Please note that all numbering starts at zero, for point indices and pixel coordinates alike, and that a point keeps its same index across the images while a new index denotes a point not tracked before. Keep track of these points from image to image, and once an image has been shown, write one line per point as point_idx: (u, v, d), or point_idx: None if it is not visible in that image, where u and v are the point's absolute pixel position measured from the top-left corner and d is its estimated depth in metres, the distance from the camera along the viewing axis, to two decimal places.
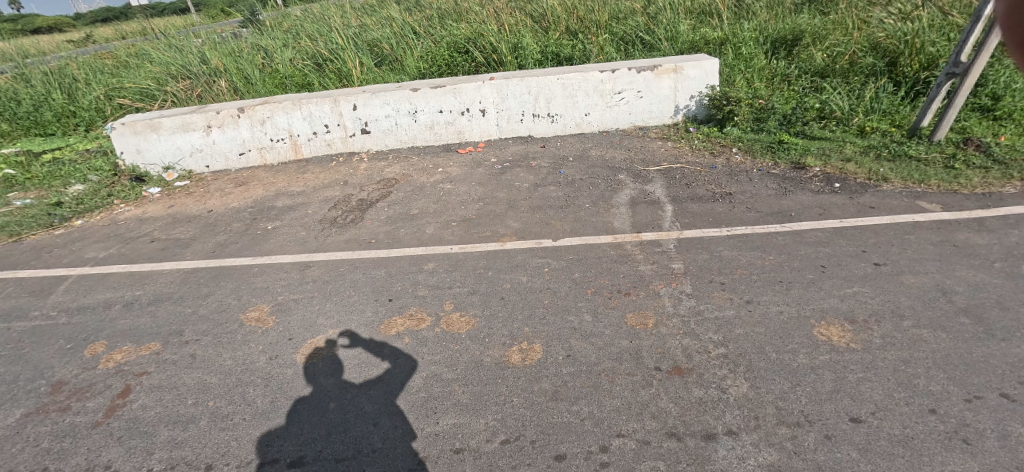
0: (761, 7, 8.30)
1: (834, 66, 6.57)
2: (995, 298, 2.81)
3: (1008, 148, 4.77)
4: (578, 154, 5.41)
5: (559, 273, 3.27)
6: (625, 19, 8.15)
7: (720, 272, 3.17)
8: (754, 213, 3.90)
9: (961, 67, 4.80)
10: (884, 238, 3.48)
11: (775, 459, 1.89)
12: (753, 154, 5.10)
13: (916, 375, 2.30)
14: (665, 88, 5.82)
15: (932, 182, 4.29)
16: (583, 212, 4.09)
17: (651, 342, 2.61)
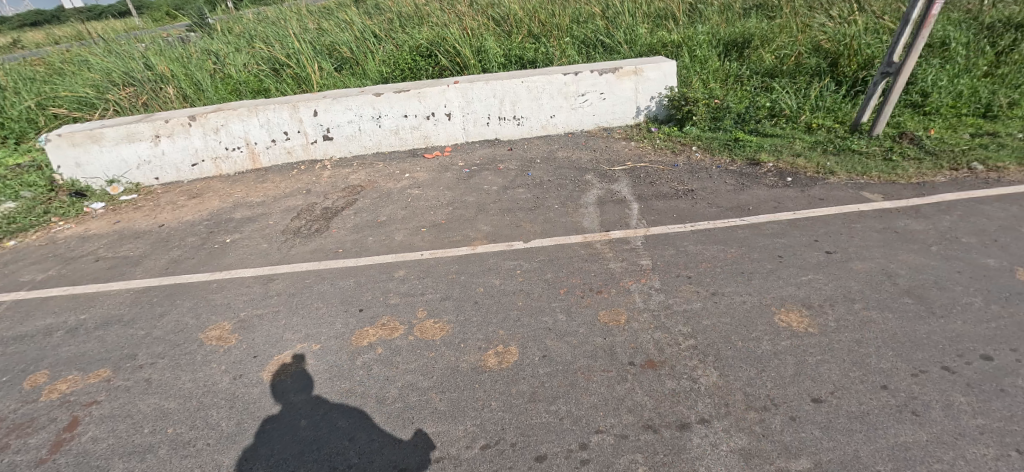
0: (713, 12, 8.68)
1: (782, 67, 6.95)
2: (932, 279, 3.04)
3: (937, 141, 5.19)
4: (545, 156, 5.47)
5: (532, 274, 3.29)
6: (585, 22, 8.32)
7: (686, 267, 3.27)
8: (715, 208, 4.07)
9: (894, 67, 5.18)
10: (833, 227, 3.70)
11: (746, 444, 1.97)
12: (711, 152, 5.31)
13: (868, 355, 2.46)
14: (627, 90, 5.97)
15: (873, 173, 4.60)
16: (553, 213, 4.13)
17: (624, 337, 2.67)
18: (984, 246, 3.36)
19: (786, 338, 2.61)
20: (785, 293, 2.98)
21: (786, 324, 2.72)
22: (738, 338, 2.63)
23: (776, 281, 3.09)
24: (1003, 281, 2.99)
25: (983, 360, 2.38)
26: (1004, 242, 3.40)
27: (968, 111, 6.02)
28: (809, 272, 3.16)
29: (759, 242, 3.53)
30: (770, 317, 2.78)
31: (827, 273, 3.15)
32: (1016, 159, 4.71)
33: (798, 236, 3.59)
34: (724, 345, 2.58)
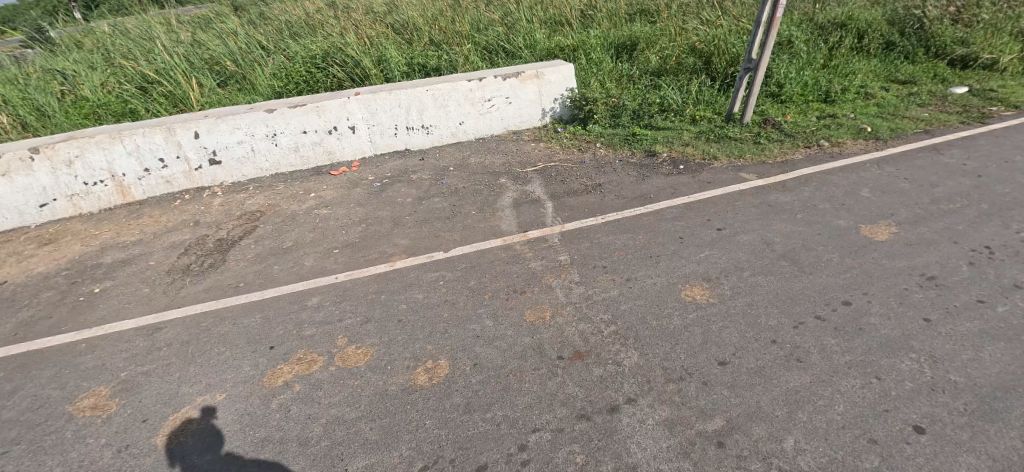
0: (602, 17, 9.32)
1: (666, 67, 7.66)
2: (800, 242, 3.55)
3: (792, 125, 6.07)
4: (458, 163, 5.45)
5: (456, 283, 3.25)
6: (486, 29, 8.47)
7: (601, 257, 3.46)
8: (621, 199, 4.35)
9: (754, 63, 5.95)
10: (721, 206, 4.15)
11: (670, 414, 2.16)
12: (613, 147, 5.68)
13: (758, 316, 2.80)
14: (531, 93, 6.16)
15: (747, 156, 5.24)
16: (471, 219, 4.13)
17: (551, 333, 2.74)
18: (834, 210, 4.00)
19: (693, 311, 2.87)
20: (688, 270, 3.27)
21: (692, 299, 2.99)
22: (652, 317, 2.83)
23: (679, 260, 3.39)
24: (851, 238, 3.59)
25: (842, 308, 2.85)
26: (848, 205, 4.07)
27: (813, 98, 7.11)
28: (705, 249, 3.51)
29: (662, 226, 3.84)
30: (678, 294, 3.04)
31: (720, 248, 3.52)
32: (851, 136, 5.68)
33: (694, 217, 3.98)
34: (641, 326, 2.76)
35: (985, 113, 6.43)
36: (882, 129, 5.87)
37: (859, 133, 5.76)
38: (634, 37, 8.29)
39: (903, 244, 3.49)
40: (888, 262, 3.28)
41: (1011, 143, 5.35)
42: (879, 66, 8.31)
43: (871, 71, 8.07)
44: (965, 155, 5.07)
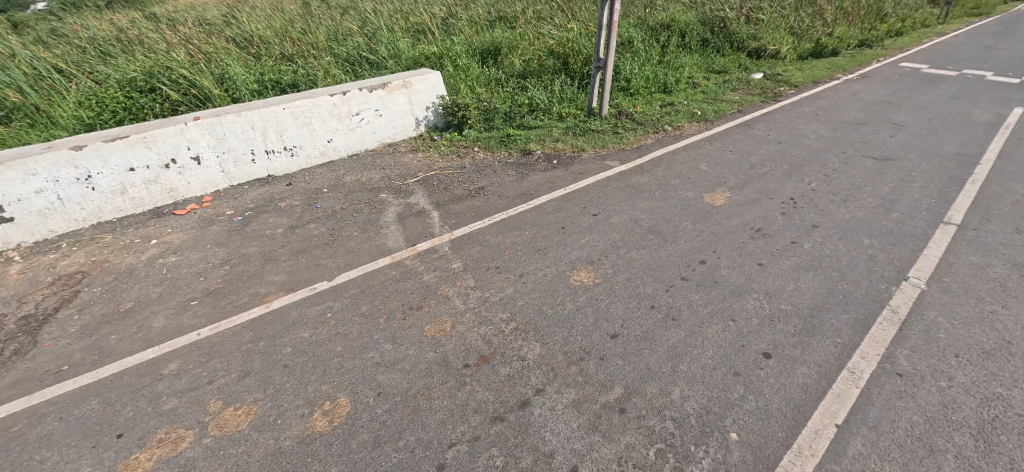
0: (463, 25, 9.54)
1: (529, 69, 8.10)
2: (661, 216, 4.04)
3: (642, 114, 6.88)
4: (332, 184, 5.08)
5: (346, 313, 3.02)
6: (344, 40, 8.10)
7: (493, 258, 3.52)
8: (505, 199, 4.48)
9: (602, 62, 6.57)
10: (594, 193, 4.52)
11: (575, 395, 2.33)
12: (491, 149, 5.82)
13: (637, 287, 3.12)
14: (401, 103, 6.01)
15: (609, 145, 5.80)
16: (354, 241, 3.88)
17: (454, 343, 2.71)
18: (683, 185, 4.63)
19: (582, 294, 3.08)
20: (574, 256, 3.50)
21: (580, 282, 3.21)
22: (547, 307, 2.97)
23: (564, 248, 3.61)
24: (698, 207, 4.20)
25: (699, 267, 3.33)
26: (692, 179, 4.76)
27: (655, 89, 8.13)
28: (585, 235, 3.79)
29: (545, 219, 4.05)
30: (567, 281, 3.23)
31: (597, 231, 3.83)
32: (687, 120, 6.64)
33: (572, 207, 4.27)
34: (538, 317, 2.88)
35: (776, 93, 8.01)
36: (709, 112, 6.95)
37: (693, 117, 6.75)
38: (496, 43, 8.59)
39: (735, 205, 4.19)
40: (727, 222, 3.92)
41: (796, 115, 6.77)
42: (700, 59, 9.82)
43: (695, 64, 9.50)
44: (767, 127, 6.28)
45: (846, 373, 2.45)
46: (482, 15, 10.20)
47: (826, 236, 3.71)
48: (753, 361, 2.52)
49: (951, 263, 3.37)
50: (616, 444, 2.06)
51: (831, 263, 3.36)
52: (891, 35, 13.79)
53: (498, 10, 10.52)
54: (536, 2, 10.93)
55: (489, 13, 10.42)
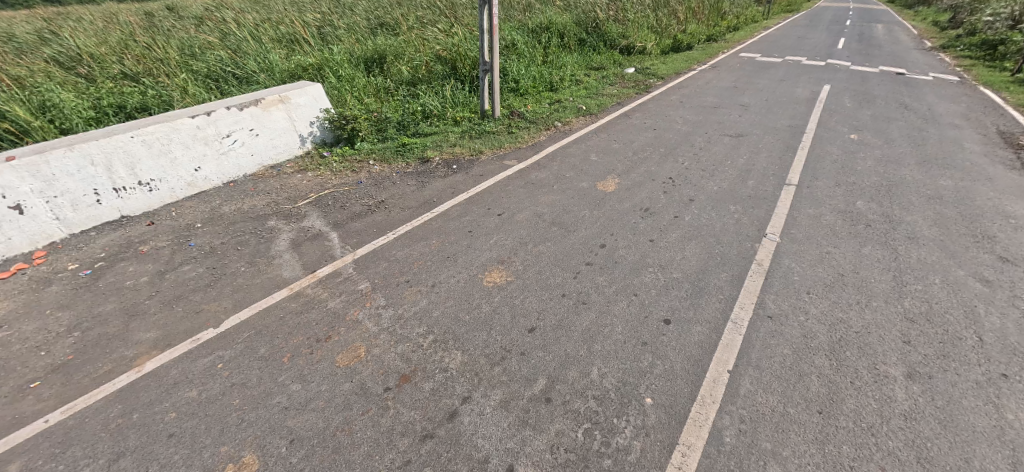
0: (342, 34, 9.07)
1: (418, 76, 7.95)
2: (561, 208, 4.24)
3: (533, 112, 7.16)
4: (206, 217, 4.32)
5: (240, 359, 2.68)
6: (202, 54, 7.20)
7: (402, 273, 3.39)
8: (408, 210, 4.35)
9: (488, 65, 6.64)
10: (496, 194, 4.59)
11: (502, 395, 2.36)
12: (387, 161, 5.59)
13: (547, 279, 3.24)
14: (279, 120, 5.43)
15: (506, 146, 5.93)
16: (240, 277, 3.44)
17: (370, 369, 2.57)
18: (578, 176, 4.92)
19: (496, 294, 3.12)
20: (484, 258, 3.52)
21: (493, 283, 3.24)
22: (464, 313, 2.95)
23: (474, 252, 3.61)
24: (593, 195, 4.48)
25: (601, 251, 3.56)
26: (585, 170, 5.07)
27: (543, 87, 8.48)
28: (493, 235, 3.83)
29: (451, 225, 4.02)
30: (480, 283, 3.24)
31: (504, 230, 3.90)
32: (574, 115, 7.05)
33: (476, 209, 4.29)
34: (456, 325, 2.85)
35: (647, 85, 8.86)
36: (593, 106, 7.45)
37: (579, 112, 7.18)
38: (379, 50, 8.27)
39: (625, 189, 4.56)
40: (619, 206, 4.24)
41: (665, 104, 7.57)
42: (579, 58, 10.48)
43: (575, 63, 10.11)
44: (643, 116, 6.93)
45: (731, 324, 2.81)
46: (361, 23, 9.81)
47: (701, 207, 4.21)
48: (656, 328, 2.77)
49: (795, 217, 4.04)
50: (546, 433, 2.15)
51: (707, 231, 3.82)
52: (729, 29, 16.09)
53: (377, 17, 10.19)
54: (417, 7, 10.75)
55: (369, 20, 10.07)
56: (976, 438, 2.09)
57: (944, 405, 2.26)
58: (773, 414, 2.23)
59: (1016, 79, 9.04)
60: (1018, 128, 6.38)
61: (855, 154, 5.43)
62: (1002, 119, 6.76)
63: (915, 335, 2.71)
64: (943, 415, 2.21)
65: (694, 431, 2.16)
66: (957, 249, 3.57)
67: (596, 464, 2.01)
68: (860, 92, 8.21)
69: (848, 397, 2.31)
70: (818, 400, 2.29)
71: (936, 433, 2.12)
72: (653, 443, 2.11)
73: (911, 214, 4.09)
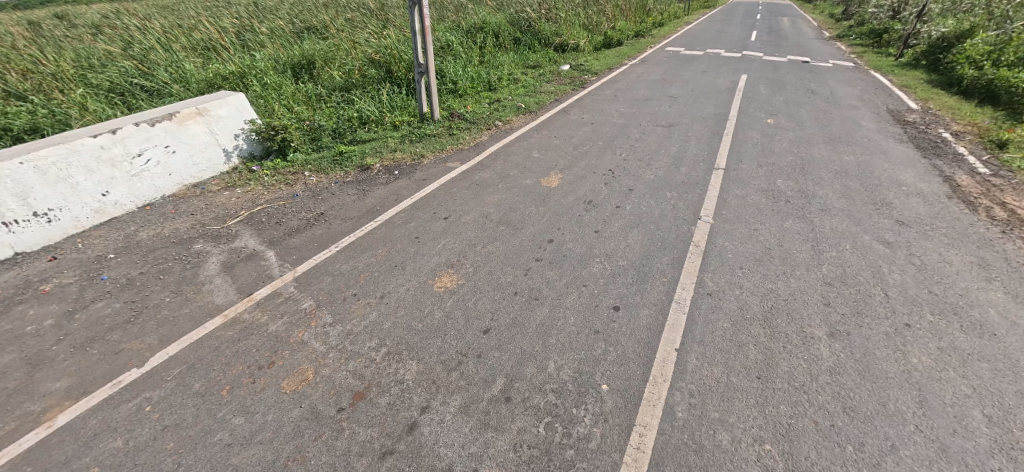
0: (265, 39, 8.55)
1: (352, 81, 7.66)
2: (508, 206, 4.26)
3: (473, 113, 7.13)
4: (120, 246, 3.84)
5: (171, 399, 2.45)
6: (103, 66, 6.50)
7: (348, 286, 3.25)
8: (350, 220, 4.18)
9: (423, 67, 6.47)
10: (441, 197, 4.52)
11: (462, 400, 2.33)
12: (324, 171, 5.32)
13: (498, 278, 3.24)
14: (199, 135, 4.93)
15: (448, 148, 5.86)
16: (166, 308, 3.13)
17: (320, 390, 2.44)
18: (521, 174, 4.96)
19: (448, 299, 3.07)
20: (433, 263, 3.46)
21: (444, 288, 3.19)
22: (416, 321, 2.88)
23: (422, 258, 3.53)
24: (538, 191, 4.54)
25: (549, 246, 3.61)
26: (529, 167, 5.13)
27: (482, 87, 8.46)
28: (441, 239, 3.77)
29: (397, 233, 3.91)
30: (431, 289, 3.18)
31: (452, 234, 3.85)
32: (514, 114, 7.10)
33: (422, 214, 4.21)
34: (409, 334, 2.78)
35: (582, 81, 9.11)
36: (532, 104, 7.55)
37: (519, 110, 7.25)
38: (307, 55, 7.88)
39: (568, 184, 4.66)
40: (564, 200, 4.33)
41: (600, 98, 7.82)
42: (516, 57, 10.57)
43: (512, 62, 10.18)
44: (581, 112, 7.11)
45: (675, 304, 2.96)
46: (285, 27, 9.29)
47: (640, 195, 4.39)
48: (607, 316, 2.86)
49: (725, 199, 4.32)
50: (509, 432, 2.15)
51: (648, 218, 4.00)
52: (654, 25, 16.91)
53: (303, 21, 9.69)
54: (345, 10, 10.34)
55: (294, 25, 9.56)
56: (889, 384, 2.35)
57: (861, 357, 2.52)
58: (718, 385, 2.37)
59: (899, 63, 10.24)
60: (902, 106, 7.23)
61: (772, 137, 5.90)
62: (890, 99, 7.63)
63: (834, 297, 2.99)
64: (861, 367, 2.46)
65: (649, 410, 2.25)
66: (862, 217, 3.98)
67: (559, 456, 2.05)
68: (772, 80, 8.93)
69: (782, 361, 2.51)
70: (756, 366, 2.47)
71: (856, 383, 2.36)
72: (612, 428, 2.18)
73: (823, 188, 4.52)
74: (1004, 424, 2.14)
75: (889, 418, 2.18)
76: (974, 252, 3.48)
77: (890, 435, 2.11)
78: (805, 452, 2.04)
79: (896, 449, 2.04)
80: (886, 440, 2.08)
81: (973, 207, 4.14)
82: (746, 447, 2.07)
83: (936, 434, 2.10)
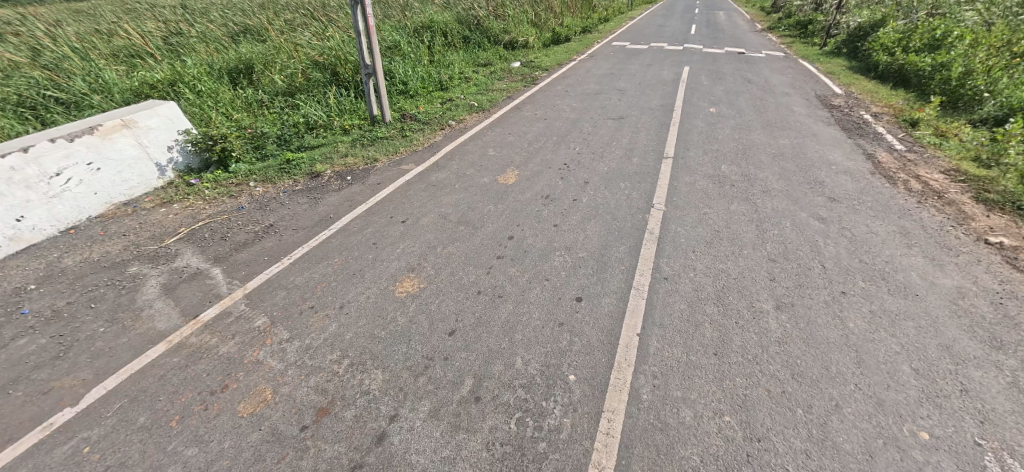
0: (196, 43, 8.02)
1: (296, 85, 7.34)
2: (466, 206, 4.24)
3: (426, 114, 7.02)
4: (43, 274, 3.50)
5: (113, 436, 2.26)
6: (8, 78, 5.87)
7: (304, 299, 3.12)
8: (302, 231, 4.01)
9: (370, 68, 6.28)
10: (398, 201, 4.43)
11: (431, 404, 2.30)
12: (270, 180, 5.07)
13: (461, 279, 3.22)
14: (128, 149, 4.54)
15: (402, 150, 5.74)
16: (99, 340, 2.87)
17: (281, 410, 2.33)
18: (478, 172, 4.94)
19: (411, 303, 3.01)
20: (393, 269, 3.39)
21: (406, 293, 3.13)
22: (379, 330, 2.81)
23: (381, 264, 3.45)
24: (495, 189, 4.54)
25: (509, 243, 3.62)
26: (485, 165, 5.11)
27: (433, 87, 8.33)
28: (399, 244, 3.69)
29: (353, 240, 3.79)
30: (393, 295, 3.11)
31: (410, 237, 3.78)
32: (468, 112, 7.06)
33: (378, 219, 4.10)
34: (372, 343, 2.71)
35: (533, 78, 9.18)
36: (485, 102, 7.53)
37: (472, 109, 7.20)
38: (244, 59, 7.47)
39: (525, 180, 4.68)
40: (521, 197, 4.35)
41: (552, 94, 7.91)
42: (466, 55, 10.49)
43: (463, 60, 10.11)
44: (533, 108, 7.17)
45: (634, 290, 3.05)
46: (218, 30, 8.76)
47: (596, 188, 4.48)
48: (570, 307, 2.90)
49: (675, 186, 4.50)
50: (480, 432, 2.15)
51: (604, 209, 4.09)
52: (599, 20, 17.28)
53: (237, 23, 9.17)
54: (282, 10, 9.87)
55: (227, 27, 9.02)
56: (830, 348, 2.54)
57: (805, 326, 2.70)
58: (679, 365, 2.47)
59: (823, 52, 11.03)
60: (828, 91, 7.80)
61: (715, 125, 6.19)
62: (817, 85, 8.21)
63: (778, 272, 3.19)
64: (805, 334, 2.64)
65: (615, 395, 2.32)
66: (799, 196, 4.27)
67: (532, 450, 2.07)
68: (712, 71, 9.38)
69: (735, 336, 2.65)
70: (713, 344, 2.60)
71: (802, 351, 2.53)
72: (582, 416, 2.22)
73: (763, 171, 4.80)
74: (929, 375, 2.37)
75: (832, 380, 2.35)
76: (896, 221, 3.82)
77: (833, 395, 2.28)
78: (761, 420, 2.17)
79: (840, 407, 2.21)
80: (830, 401, 2.25)
81: (893, 181, 4.54)
82: (708, 421, 2.17)
83: (873, 391, 2.29)
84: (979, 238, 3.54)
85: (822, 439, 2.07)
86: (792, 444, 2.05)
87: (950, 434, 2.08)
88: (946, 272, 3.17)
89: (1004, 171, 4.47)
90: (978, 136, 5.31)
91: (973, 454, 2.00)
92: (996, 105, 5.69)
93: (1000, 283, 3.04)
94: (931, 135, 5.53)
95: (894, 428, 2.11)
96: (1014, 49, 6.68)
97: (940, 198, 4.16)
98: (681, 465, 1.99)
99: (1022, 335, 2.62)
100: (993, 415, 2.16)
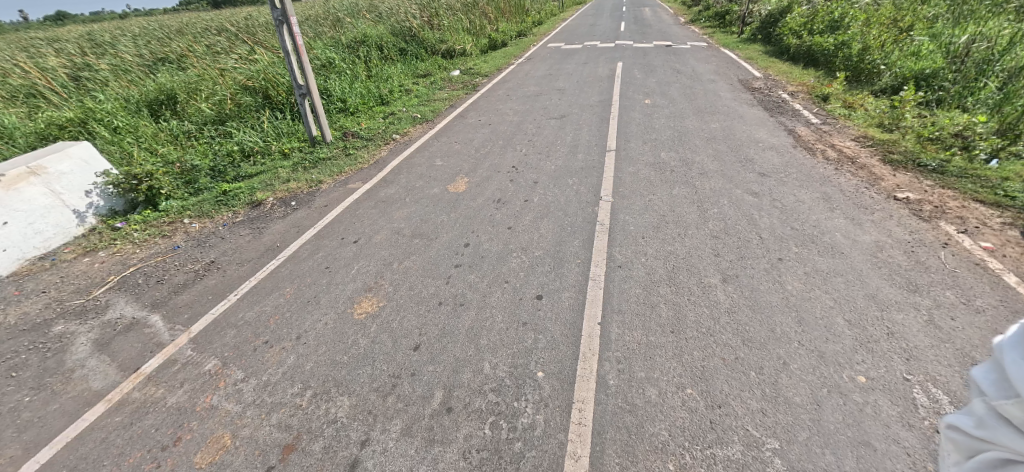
0: (108, 76, 7.43)
1: (226, 112, 6.98)
2: (418, 218, 4.21)
3: (369, 130, 6.87)
4: None
5: None
6: None
7: (257, 335, 2.97)
8: (247, 264, 3.82)
9: (304, 88, 6.04)
10: (348, 220, 4.32)
11: (403, 422, 2.26)
12: (207, 215, 4.79)
13: (420, 292, 3.18)
14: (38, 197, 4.13)
15: (347, 170, 5.59)
16: (25, 411, 2.60)
17: (242, 455, 2.20)
18: (427, 184, 4.91)
19: (371, 324, 2.95)
20: (350, 291, 3.29)
21: (365, 313, 3.06)
22: (340, 355, 2.73)
23: (336, 288, 3.35)
24: (446, 198, 4.52)
25: (465, 250, 3.62)
26: (433, 176, 5.08)
27: (373, 102, 8.17)
28: (353, 265, 3.60)
29: (305, 266, 3.66)
30: (353, 317, 3.03)
31: (365, 256, 3.70)
32: (411, 125, 7.00)
33: (329, 242, 3.99)
34: (334, 371, 2.62)
35: (474, 84, 9.24)
36: (428, 113, 7.49)
37: (416, 121, 7.16)
38: (165, 89, 6.97)
39: (475, 186, 4.71)
40: (473, 203, 4.37)
41: (493, 99, 8.00)
42: (404, 67, 10.37)
43: (402, 73, 9.99)
44: (477, 114, 7.22)
45: (591, 281, 3.15)
46: (131, 61, 8.16)
47: (545, 186, 4.58)
48: (531, 306, 2.95)
49: (620, 177, 4.68)
50: (456, 443, 2.14)
51: (555, 206, 4.19)
52: (533, 24, 17.71)
53: (154, 52, 8.61)
54: (203, 35, 9.37)
55: (143, 56, 8.45)
56: (773, 312, 2.74)
57: (750, 294, 2.89)
58: (640, 347, 2.58)
59: (742, 39, 11.78)
60: (749, 76, 8.38)
61: (651, 116, 6.49)
62: (739, 70, 8.80)
63: (721, 248, 3.39)
64: (750, 302, 2.83)
65: (584, 385, 2.38)
66: (733, 174, 4.57)
67: (508, 451, 2.09)
68: (643, 65, 9.83)
69: (689, 312, 2.79)
70: (669, 322, 2.72)
71: (749, 317, 2.71)
72: (554, 411, 2.26)
73: (698, 154, 5.09)
74: (860, 324, 2.61)
75: (779, 341, 2.53)
76: (819, 188, 4.17)
77: (781, 355, 2.45)
78: (718, 386, 2.30)
79: (787, 365, 2.39)
80: (778, 360, 2.42)
81: (813, 152, 4.95)
82: (672, 396, 2.27)
83: (814, 345, 2.49)
84: (889, 195, 3.93)
85: (774, 396, 2.23)
86: (750, 405, 2.20)
87: (883, 374, 2.30)
88: (864, 229, 3.49)
89: (903, 134, 5.01)
90: (879, 104, 5.89)
91: (904, 389, 2.22)
92: (892, 76, 6.32)
93: (911, 233, 3.39)
94: (841, 108, 6.06)
95: (836, 376, 2.31)
96: (901, 24, 7.44)
97: (854, 164, 4.57)
98: (652, 441, 2.08)
99: (932, 276, 2.94)
100: (916, 351, 2.40)
